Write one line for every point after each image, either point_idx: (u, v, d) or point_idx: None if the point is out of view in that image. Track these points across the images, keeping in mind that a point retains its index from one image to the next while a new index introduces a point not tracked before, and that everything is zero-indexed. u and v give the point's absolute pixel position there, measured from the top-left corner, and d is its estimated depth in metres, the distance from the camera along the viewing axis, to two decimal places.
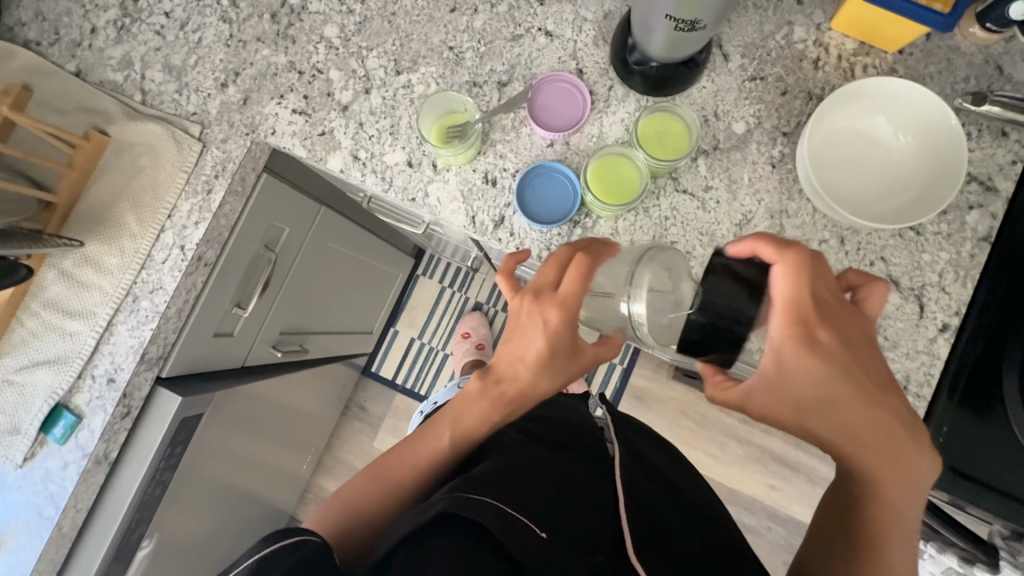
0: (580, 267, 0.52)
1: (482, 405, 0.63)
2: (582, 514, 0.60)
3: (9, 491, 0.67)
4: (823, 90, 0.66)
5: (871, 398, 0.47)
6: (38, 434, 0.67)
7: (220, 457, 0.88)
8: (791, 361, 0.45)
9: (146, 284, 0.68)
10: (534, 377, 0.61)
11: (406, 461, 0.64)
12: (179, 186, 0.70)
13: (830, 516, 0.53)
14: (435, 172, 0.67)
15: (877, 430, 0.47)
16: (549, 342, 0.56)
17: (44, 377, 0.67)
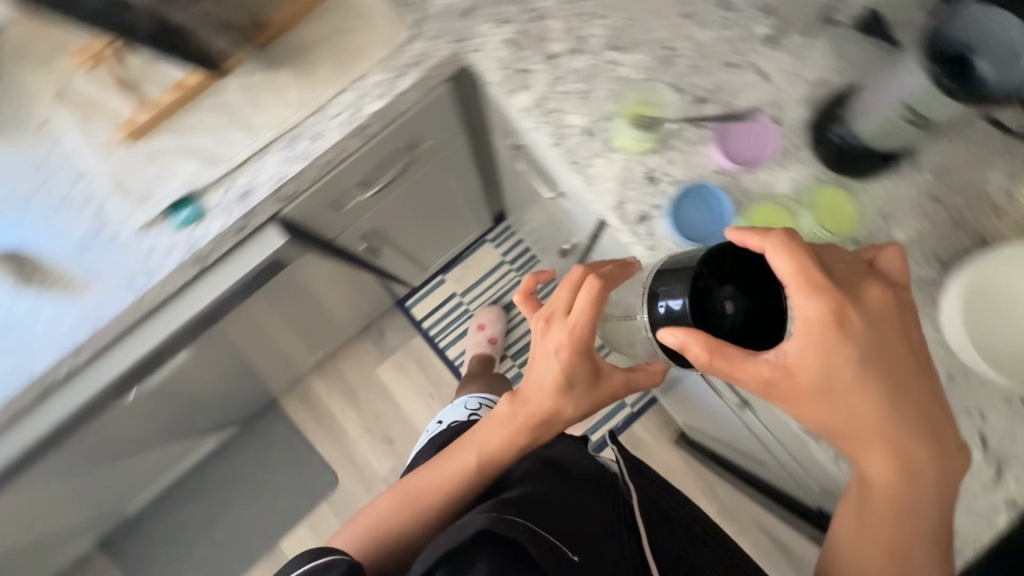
0: (596, 300, 0.58)
1: (497, 428, 0.72)
2: (606, 547, 0.64)
3: (115, 249, 0.71)
4: (995, 239, 0.65)
5: (895, 396, 0.47)
6: (163, 211, 0.71)
7: (269, 308, 0.93)
8: (814, 350, 0.45)
9: (310, 128, 0.72)
10: (541, 400, 0.67)
11: (427, 483, 0.75)
12: (378, 57, 0.73)
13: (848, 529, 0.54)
14: (605, 148, 0.69)
15: (899, 430, 0.47)
16: (564, 367, 0.62)
17: (192, 165, 0.71)
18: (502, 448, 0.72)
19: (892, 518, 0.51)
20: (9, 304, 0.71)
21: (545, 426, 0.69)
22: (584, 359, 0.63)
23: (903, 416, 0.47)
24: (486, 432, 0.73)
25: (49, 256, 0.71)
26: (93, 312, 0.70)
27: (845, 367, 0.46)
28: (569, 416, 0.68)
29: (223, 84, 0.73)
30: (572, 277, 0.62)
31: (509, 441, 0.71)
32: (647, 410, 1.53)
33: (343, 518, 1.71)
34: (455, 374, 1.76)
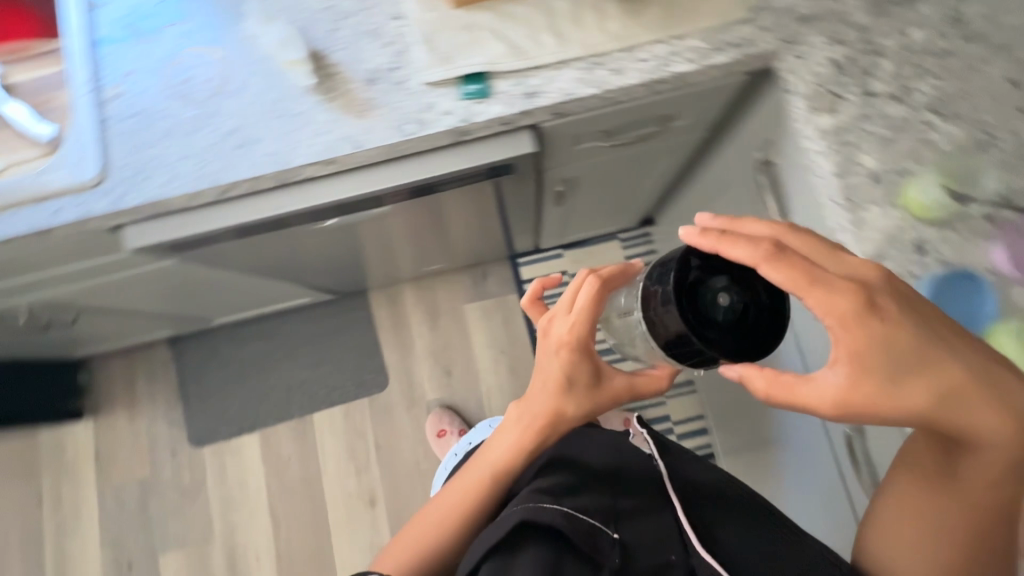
0: (595, 305, 0.64)
1: (502, 438, 0.79)
2: (624, 525, 0.75)
3: (399, 91, 0.76)
4: None
5: (946, 391, 0.50)
6: (455, 77, 0.75)
7: (461, 202, 0.96)
8: (837, 342, 0.47)
9: (615, 61, 0.74)
10: (540, 402, 0.74)
11: (456, 500, 0.82)
12: (704, 26, 0.74)
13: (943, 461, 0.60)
14: (886, 201, 0.67)
15: (925, 341, 0.49)
16: (564, 367, 0.69)
17: (499, 48, 0.75)
18: (510, 453, 0.78)
19: (953, 507, 0.61)
20: (293, 97, 0.77)
21: (549, 426, 0.75)
22: (588, 363, 0.70)
23: (970, 405, 0.50)
24: (494, 448, 0.80)
25: (341, 72, 0.77)
26: (358, 135, 0.75)
27: (881, 367, 0.47)
28: (573, 419, 0.74)
29: None
30: (580, 281, 0.65)
31: (516, 444, 0.78)
32: None
33: (377, 418, 1.77)
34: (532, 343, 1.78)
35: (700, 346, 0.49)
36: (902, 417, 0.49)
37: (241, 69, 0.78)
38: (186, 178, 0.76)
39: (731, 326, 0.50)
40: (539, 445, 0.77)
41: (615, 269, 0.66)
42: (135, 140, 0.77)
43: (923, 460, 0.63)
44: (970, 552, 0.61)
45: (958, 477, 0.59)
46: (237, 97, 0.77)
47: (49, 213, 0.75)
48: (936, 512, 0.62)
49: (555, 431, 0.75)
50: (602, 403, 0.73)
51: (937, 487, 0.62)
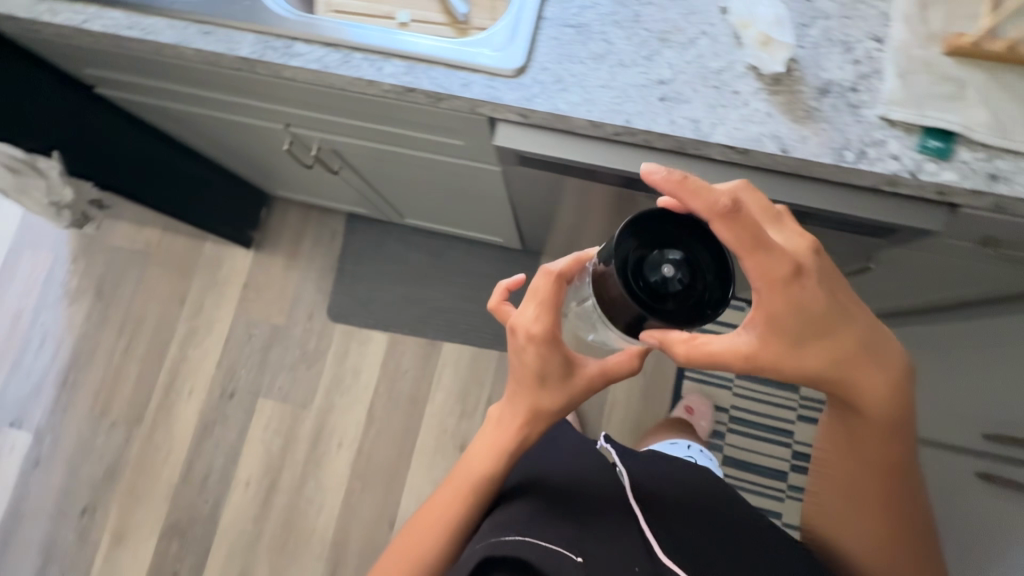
0: (547, 309, 0.65)
1: (484, 441, 0.81)
2: (584, 533, 0.76)
3: (850, 112, 0.70)
4: None
5: (845, 355, 0.58)
6: (919, 126, 0.68)
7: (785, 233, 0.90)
8: (765, 323, 0.55)
9: None
10: (516, 408, 0.77)
11: (445, 503, 0.83)
12: None
13: (870, 461, 0.73)
14: None
15: (851, 338, 0.57)
16: (541, 361, 0.69)
17: (981, 116, 0.67)
18: (486, 456, 0.80)
19: (874, 473, 0.74)
20: (736, 73, 0.72)
21: (533, 420, 0.77)
22: (562, 357, 0.70)
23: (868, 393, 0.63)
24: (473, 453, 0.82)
25: (795, 69, 0.71)
26: (788, 138, 0.70)
27: (795, 329, 0.55)
28: (550, 405, 0.74)
29: None
30: (539, 286, 0.64)
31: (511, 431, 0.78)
32: None
33: (498, 376, 1.77)
34: (675, 380, 1.71)
35: (661, 317, 0.51)
36: (806, 359, 0.56)
37: (692, 23, 0.74)
38: (599, 106, 0.73)
39: (664, 300, 0.51)
40: (518, 435, 0.78)
41: (567, 262, 0.64)
42: (565, 50, 0.75)
43: (853, 456, 0.74)
44: (891, 482, 0.74)
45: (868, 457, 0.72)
46: (679, 50, 0.73)
47: (460, 84, 0.75)
48: (870, 496, 0.76)
49: (524, 425, 0.77)
50: (574, 386, 0.72)
51: (869, 480, 0.75)
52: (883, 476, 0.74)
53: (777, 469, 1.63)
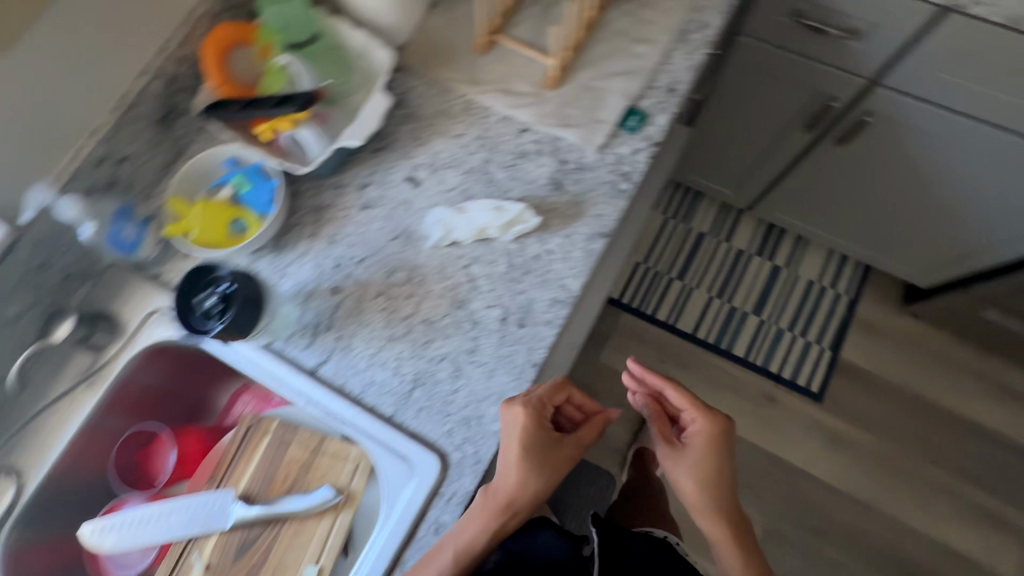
0: (521, 417, 0.65)
1: (470, 521, 0.66)
2: None
3: (589, 171, 0.78)
4: None
5: (708, 469, 0.82)
6: (614, 125, 0.79)
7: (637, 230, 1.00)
8: (693, 471, 0.82)
9: (695, 22, 0.83)
10: (477, 523, 0.66)
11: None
12: None
13: (721, 514, 0.83)
14: None
15: (713, 470, 0.82)
16: (543, 468, 0.68)
17: (619, 83, 0.80)
18: (478, 549, 0.66)
19: (720, 519, 0.83)
20: (516, 251, 0.75)
21: (530, 484, 0.67)
22: (539, 438, 0.67)
23: (714, 476, 0.82)
24: (465, 518, 0.66)
25: (531, 200, 0.77)
26: (595, 227, 0.75)
27: (712, 483, 0.82)
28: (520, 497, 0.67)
29: (604, 17, 0.84)
30: (516, 418, 0.65)
31: (490, 534, 0.66)
32: (860, 295, 1.78)
33: None
34: (676, 332, 1.79)
35: (243, 304, 0.67)
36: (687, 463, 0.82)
37: (455, 274, 0.75)
38: (509, 389, 0.70)
39: (232, 302, 0.67)
40: (473, 544, 0.65)
41: (559, 393, 0.69)
42: (435, 403, 0.70)
43: (728, 541, 0.83)
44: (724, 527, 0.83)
45: (696, 485, 0.82)
46: (478, 294, 0.74)
47: (433, 533, 0.66)
48: (733, 549, 0.83)
49: (487, 533, 0.66)
50: (550, 468, 0.68)
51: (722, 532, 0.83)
52: (738, 535, 0.83)
53: (769, 270, 1.82)
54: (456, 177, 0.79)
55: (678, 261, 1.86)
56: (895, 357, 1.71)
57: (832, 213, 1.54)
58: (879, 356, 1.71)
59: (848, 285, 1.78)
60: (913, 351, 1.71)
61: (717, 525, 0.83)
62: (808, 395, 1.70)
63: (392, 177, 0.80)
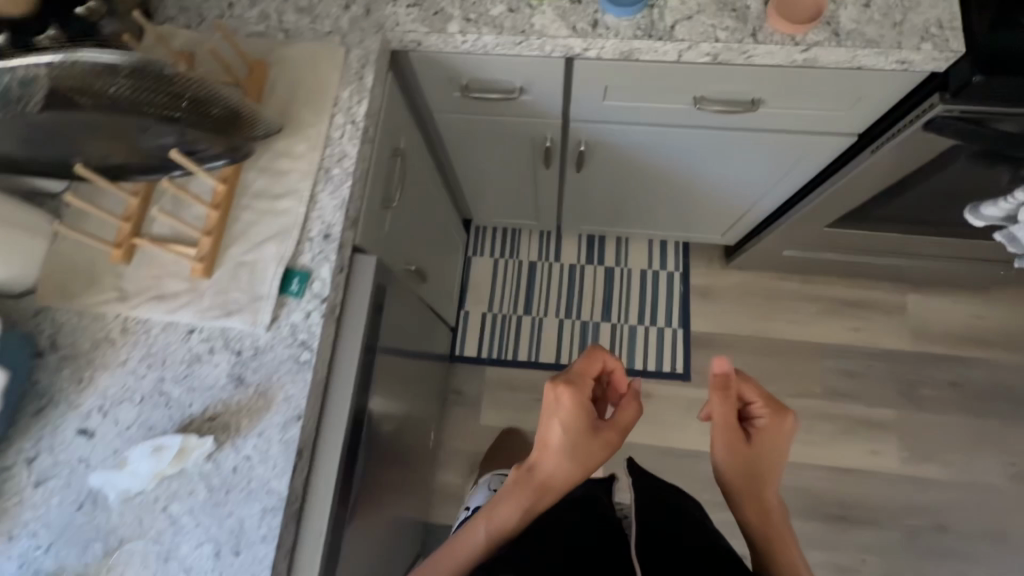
0: (579, 388, 0.81)
1: (512, 499, 0.79)
2: None
3: (265, 354, 0.73)
4: None
5: (772, 450, 0.82)
6: (278, 296, 0.75)
7: (394, 347, 0.96)
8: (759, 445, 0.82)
9: (332, 157, 0.80)
10: (513, 503, 0.79)
11: (466, 551, 0.77)
12: (338, 82, 0.84)
13: (761, 506, 0.80)
14: (533, 9, 0.85)
15: (770, 449, 0.82)
16: (566, 433, 0.79)
17: (271, 249, 0.76)
18: (511, 517, 0.78)
19: (775, 507, 0.81)
20: (211, 471, 0.69)
21: (579, 457, 0.80)
22: (587, 422, 0.81)
23: (749, 466, 0.81)
24: (499, 499, 0.80)
25: (214, 407, 0.71)
26: (286, 413, 0.70)
27: (757, 461, 0.81)
28: (570, 476, 0.80)
29: (241, 182, 0.79)
30: (568, 385, 0.81)
31: (525, 513, 0.79)
32: (689, 266, 1.84)
33: None
34: (540, 367, 1.79)
35: None
36: (772, 441, 0.83)
37: (154, 523, 0.68)
38: None
39: None
40: (503, 518, 0.78)
41: (592, 364, 0.84)
42: None
43: (775, 517, 0.80)
44: (765, 518, 0.80)
45: (743, 479, 0.81)
46: (184, 536, 0.67)
47: None
48: (779, 532, 0.79)
49: (520, 511, 0.79)
50: (592, 450, 0.81)
51: (765, 515, 0.80)
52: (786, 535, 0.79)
53: (605, 274, 1.85)
54: (131, 410, 0.72)
55: (519, 297, 1.86)
56: (737, 311, 1.78)
57: (620, 215, 1.58)
58: (725, 318, 1.78)
59: (675, 261, 1.84)
60: (752, 302, 1.79)
61: (757, 510, 0.80)
62: (677, 378, 1.74)
63: (60, 436, 0.72)
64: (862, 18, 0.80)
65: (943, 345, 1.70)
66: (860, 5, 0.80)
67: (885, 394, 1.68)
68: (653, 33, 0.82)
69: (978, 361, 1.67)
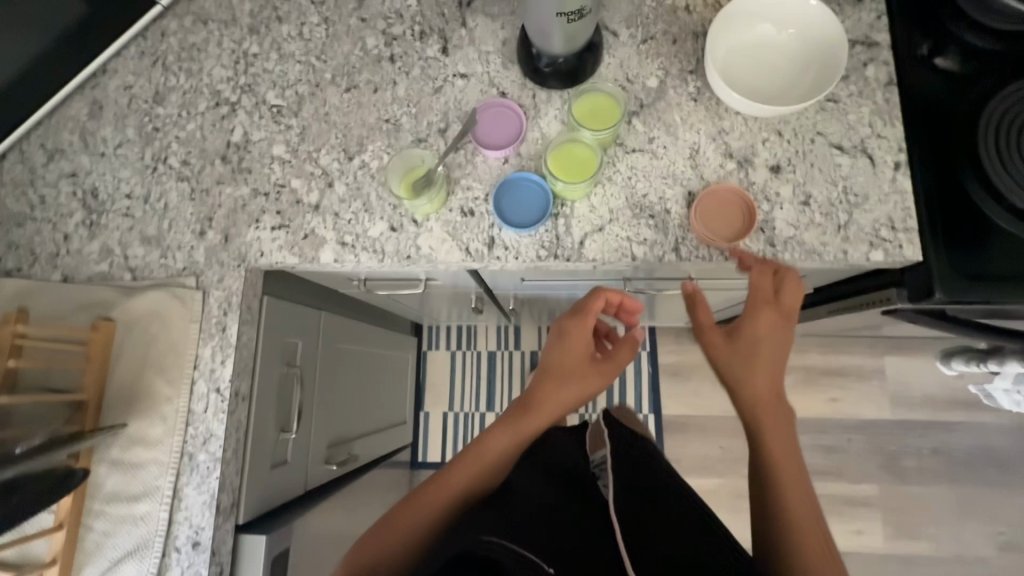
0: (583, 303, 0.70)
1: (499, 430, 0.63)
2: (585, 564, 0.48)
3: None
4: (694, 64, 0.73)
5: (775, 312, 0.62)
6: None
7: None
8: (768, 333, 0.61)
9: (196, 438, 0.69)
10: (499, 433, 0.62)
11: (439, 496, 0.58)
12: (196, 337, 0.71)
13: (772, 393, 0.59)
14: (418, 226, 0.72)
15: (769, 327, 0.61)
16: (562, 352, 0.67)
17: (130, 570, 0.66)
18: (496, 454, 0.61)
19: (776, 381, 0.59)
20: None
21: (573, 375, 0.66)
22: (585, 350, 0.67)
23: (731, 347, 0.62)
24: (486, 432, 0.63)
25: None
26: None
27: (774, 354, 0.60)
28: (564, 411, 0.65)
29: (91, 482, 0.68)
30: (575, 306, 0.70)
31: (517, 448, 0.62)
32: (656, 343, 1.74)
33: None
34: None
35: None
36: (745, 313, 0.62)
37: None
38: None
39: None
40: (492, 454, 0.61)
41: (597, 299, 0.68)
42: None
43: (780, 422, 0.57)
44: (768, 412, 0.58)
45: (758, 375, 0.59)
46: None
47: None
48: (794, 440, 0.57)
49: (512, 446, 0.62)
50: (584, 382, 0.66)
51: (761, 411, 0.58)
52: (786, 426, 0.58)
53: None
54: None
55: (480, 391, 1.73)
56: (710, 390, 1.68)
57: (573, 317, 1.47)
58: (697, 398, 1.69)
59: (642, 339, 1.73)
60: None
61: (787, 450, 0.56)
62: None
63: None
64: (799, 220, 0.68)
65: (926, 411, 1.62)
66: (796, 203, 0.68)
67: (866, 470, 1.60)
68: (560, 252, 0.69)
69: (962, 427, 1.60)
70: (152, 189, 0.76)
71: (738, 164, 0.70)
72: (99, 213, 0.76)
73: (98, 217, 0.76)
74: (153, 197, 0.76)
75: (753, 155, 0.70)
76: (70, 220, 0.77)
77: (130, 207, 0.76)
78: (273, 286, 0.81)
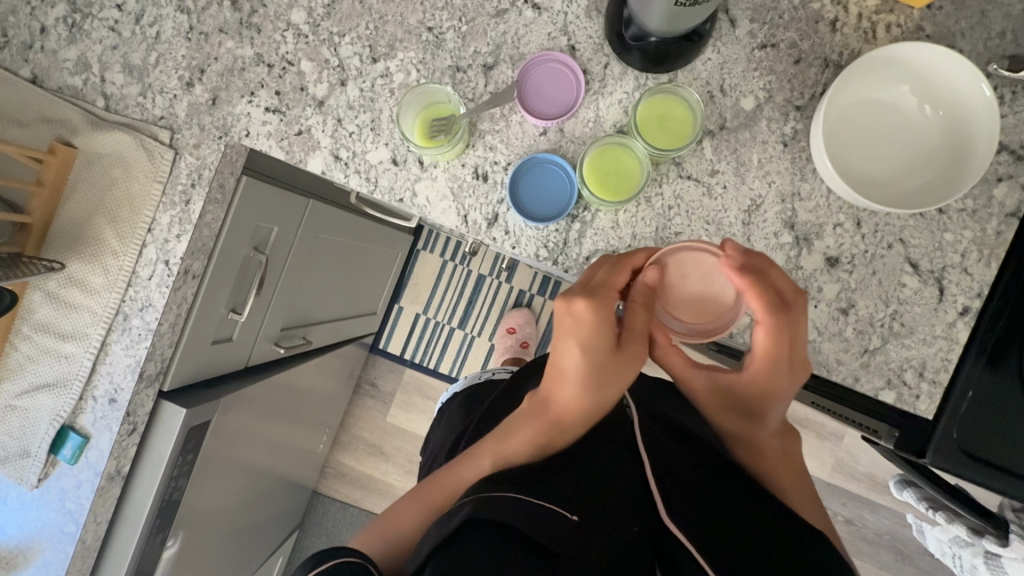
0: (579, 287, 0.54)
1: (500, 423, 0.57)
2: (605, 493, 0.50)
3: (31, 510, 0.70)
4: (804, 97, 0.59)
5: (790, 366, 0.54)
6: (48, 455, 0.69)
7: (239, 449, 0.90)
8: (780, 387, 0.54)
9: (134, 302, 0.67)
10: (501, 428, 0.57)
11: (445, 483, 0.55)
12: (155, 199, 0.66)
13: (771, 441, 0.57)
14: (422, 169, 0.62)
15: (782, 378, 0.54)
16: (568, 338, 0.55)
17: (46, 400, 0.68)
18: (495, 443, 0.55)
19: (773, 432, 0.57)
20: None
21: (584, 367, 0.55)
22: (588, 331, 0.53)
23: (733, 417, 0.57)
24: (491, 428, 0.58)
25: None
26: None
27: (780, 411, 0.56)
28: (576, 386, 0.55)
29: (25, 306, 0.67)
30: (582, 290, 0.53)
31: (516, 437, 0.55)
32: None
33: None
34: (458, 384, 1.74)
35: None
36: (755, 377, 0.55)
37: None
38: None
39: None
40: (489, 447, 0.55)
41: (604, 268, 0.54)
42: None
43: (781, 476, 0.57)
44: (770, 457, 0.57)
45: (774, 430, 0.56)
46: None
47: None
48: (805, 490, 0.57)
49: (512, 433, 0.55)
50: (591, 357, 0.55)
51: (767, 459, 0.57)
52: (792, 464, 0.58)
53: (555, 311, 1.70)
54: None
55: (457, 306, 1.68)
56: None
57: None
58: None
59: None
60: None
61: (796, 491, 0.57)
62: None
63: None
64: (828, 327, 0.59)
65: (860, 485, 1.64)
66: (834, 307, 0.59)
67: None
68: (561, 259, 0.61)
69: (885, 511, 1.63)
70: (147, 9, 0.65)
71: (795, 239, 0.59)
72: (83, 14, 0.65)
73: (81, 19, 0.66)
74: (146, 19, 0.65)
75: (816, 235, 0.59)
76: (50, 12, 0.66)
77: (118, 22, 0.65)
78: (258, 162, 0.76)
